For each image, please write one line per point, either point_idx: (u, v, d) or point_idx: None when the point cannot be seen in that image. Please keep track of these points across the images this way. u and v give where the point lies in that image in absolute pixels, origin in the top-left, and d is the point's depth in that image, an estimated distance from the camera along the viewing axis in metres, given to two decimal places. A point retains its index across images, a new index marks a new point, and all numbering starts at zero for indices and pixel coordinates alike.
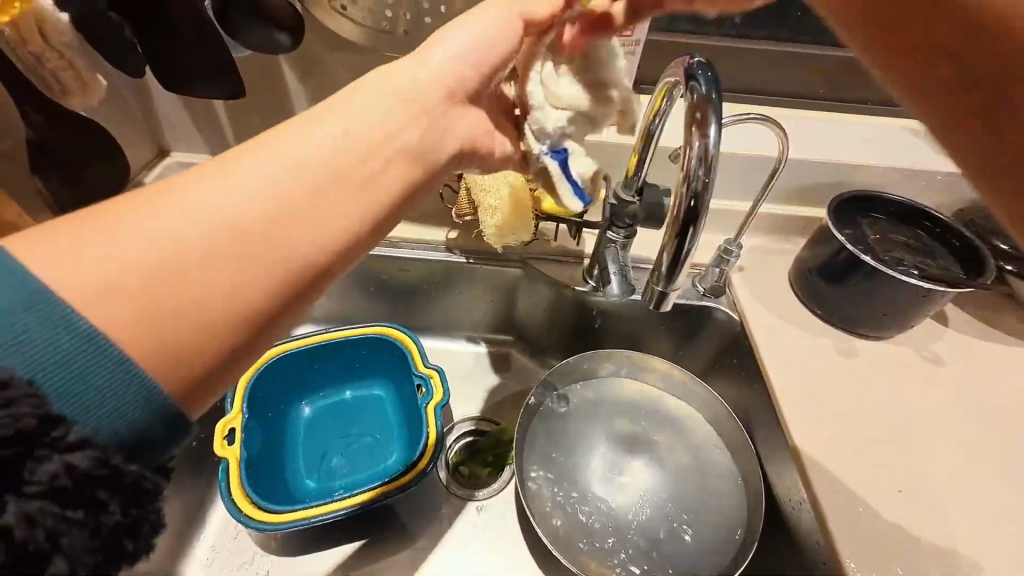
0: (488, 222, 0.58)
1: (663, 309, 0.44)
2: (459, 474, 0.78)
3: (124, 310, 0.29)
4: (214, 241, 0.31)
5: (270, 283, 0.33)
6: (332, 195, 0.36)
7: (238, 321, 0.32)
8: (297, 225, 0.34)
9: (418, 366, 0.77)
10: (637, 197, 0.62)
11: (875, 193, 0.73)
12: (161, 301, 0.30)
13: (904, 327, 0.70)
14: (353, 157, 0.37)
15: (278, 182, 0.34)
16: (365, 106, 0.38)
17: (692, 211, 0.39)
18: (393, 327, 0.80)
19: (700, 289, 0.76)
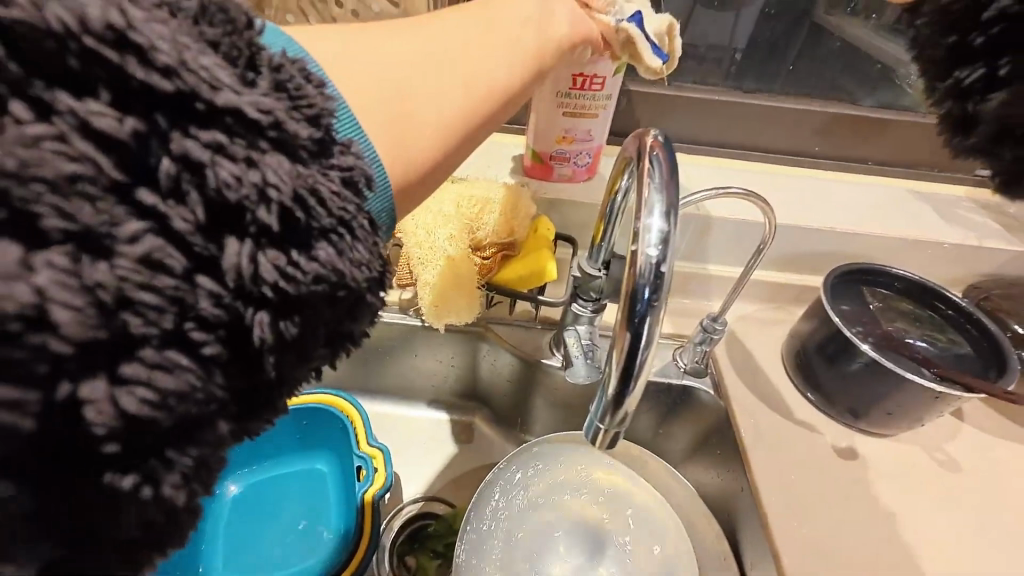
0: (424, 297, 0.51)
1: (605, 443, 0.36)
2: (404, 565, 0.68)
3: (363, 94, 0.30)
4: (420, 62, 0.33)
5: (458, 115, 0.34)
6: (513, 50, 0.38)
7: (448, 130, 0.34)
8: (473, 70, 0.36)
9: (360, 444, 0.68)
10: (603, 271, 0.55)
11: (878, 266, 0.65)
12: (391, 98, 0.31)
13: (914, 424, 0.60)
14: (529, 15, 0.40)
15: (430, 40, 0.35)
16: None
17: (641, 328, 0.31)
18: (338, 394, 0.72)
19: (682, 365, 0.67)
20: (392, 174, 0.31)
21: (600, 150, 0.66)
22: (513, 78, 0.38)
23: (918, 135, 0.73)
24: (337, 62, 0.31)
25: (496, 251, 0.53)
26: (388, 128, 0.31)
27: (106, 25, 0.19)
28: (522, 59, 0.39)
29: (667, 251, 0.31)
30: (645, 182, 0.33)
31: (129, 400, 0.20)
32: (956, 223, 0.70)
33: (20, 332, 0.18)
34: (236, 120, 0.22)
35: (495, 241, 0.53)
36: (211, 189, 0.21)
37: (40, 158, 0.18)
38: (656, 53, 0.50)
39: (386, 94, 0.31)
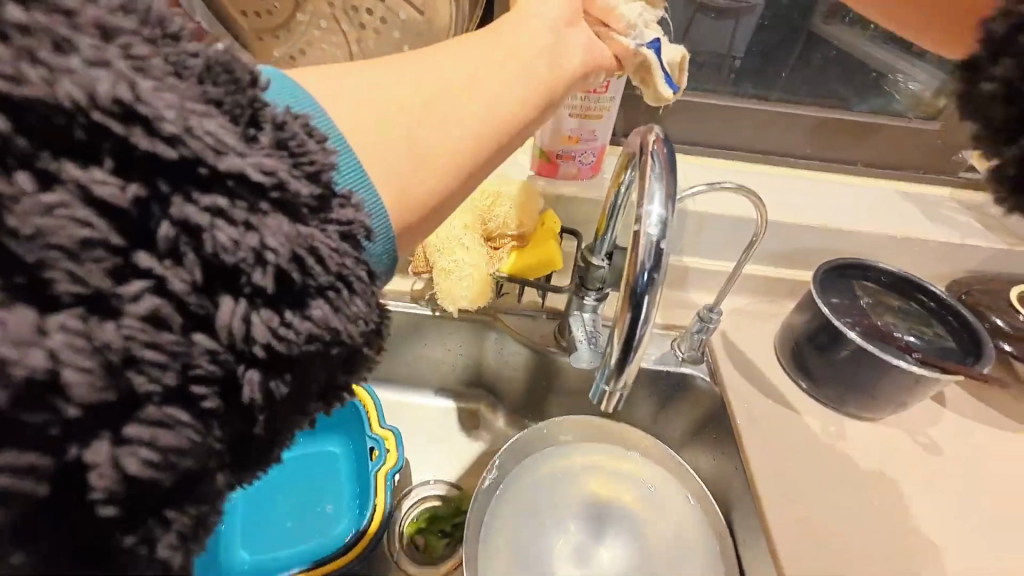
0: (440, 283, 0.55)
1: (611, 407, 0.39)
2: (412, 545, 0.72)
3: (368, 139, 0.31)
4: (425, 103, 0.34)
5: (462, 151, 0.35)
6: (519, 84, 0.38)
7: (454, 165, 0.34)
8: (478, 104, 0.36)
9: (373, 426, 0.72)
10: (606, 261, 0.58)
11: (865, 262, 0.69)
12: (395, 141, 0.32)
13: (897, 408, 0.64)
14: (534, 48, 0.41)
15: (440, 77, 0.35)
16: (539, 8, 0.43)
17: (641, 302, 0.34)
18: None
19: (680, 354, 0.70)
20: (396, 210, 0.32)
21: (604, 149, 0.69)
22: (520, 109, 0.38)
23: (905, 138, 0.77)
24: (344, 107, 0.31)
25: (506, 241, 0.57)
26: (393, 168, 0.31)
27: (111, 98, 0.20)
28: (529, 91, 0.39)
29: (666, 229, 0.34)
30: (647, 172, 0.37)
31: (131, 461, 0.21)
32: (940, 222, 0.74)
33: (32, 394, 0.19)
34: (237, 182, 0.23)
35: (507, 234, 0.57)
36: (207, 252, 0.22)
37: (52, 225, 0.19)
38: (667, 82, 0.53)
39: (393, 134, 0.32)
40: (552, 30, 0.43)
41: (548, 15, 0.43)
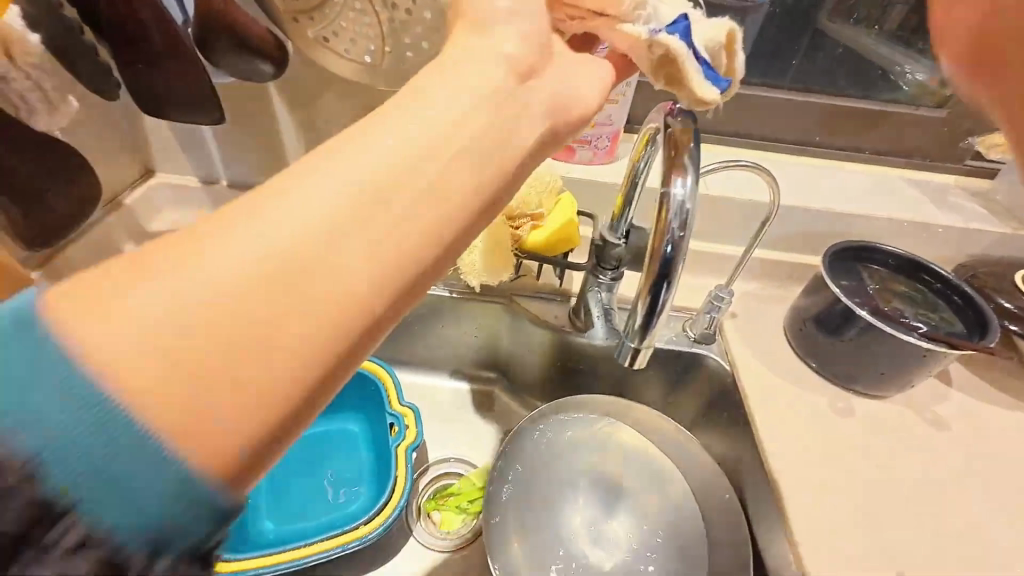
0: (464, 260, 0.57)
1: (638, 363, 0.42)
2: (431, 521, 0.74)
3: (143, 394, 0.21)
4: (250, 304, 0.23)
5: (315, 358, 0.24)
6: (412, 224, 0.26)
7: (305, 381, 0.24)
8: (338, 274, 0.24)
9: (393, 403, 0.73)
10: (622, 239, 0.60)
11: (871, 245, 0.70)
12: (193, 387, 0.21)
13: (904, 385, 0.65)
14: (450, 144, 0.28)
15: (283, 221, 0.24)
16: (456, 80, 0.30)
17: (665, 271, 0.36)
18: (369, 359, 0.77)
19: (692, 335, 0.72)
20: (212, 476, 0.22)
21: (618, 134, 0.71)
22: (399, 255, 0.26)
23: (913, 125, 0.78)
24: (118, 346, 0.21)
25: (525, 220, 0.60)
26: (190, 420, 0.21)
27: None
28: (433, 225, 0.27)
29: (694, 190, 0.36)
30: (672, 140, 0.39)
31: None
32: (946, 207, 0.76)
33: None
34: None
35: (526, 213, 0.59)
36: None
37: None
38: (710, 78, 0.43)
39: (200, 338, 0.22)
40: (478, 114, 0.29)
41: (501, 57, 0.32)
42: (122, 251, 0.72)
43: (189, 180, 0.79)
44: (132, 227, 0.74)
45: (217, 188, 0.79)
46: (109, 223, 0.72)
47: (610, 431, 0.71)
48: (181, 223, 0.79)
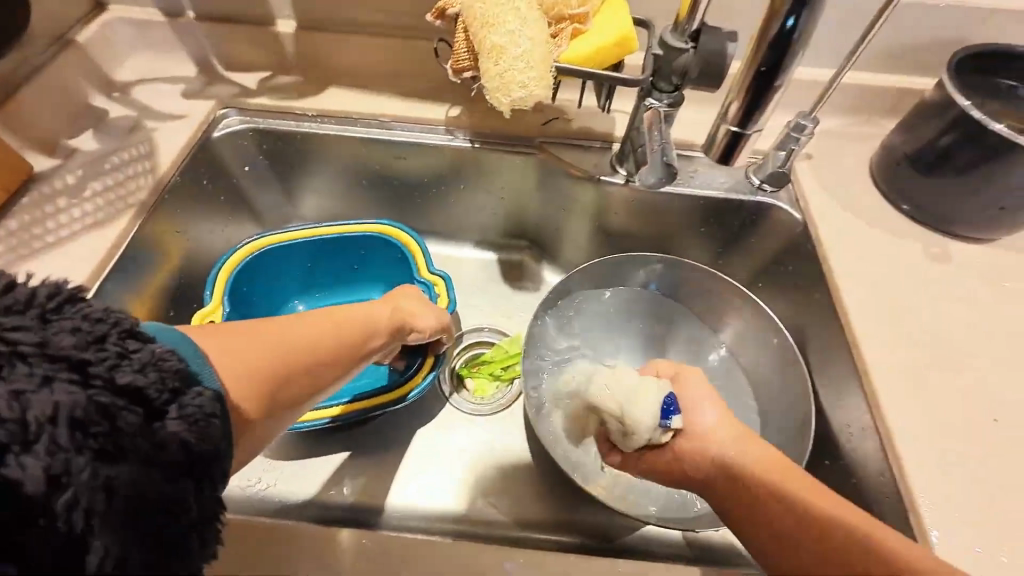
0: (492, 71, 0.43)
1: (735, 164, 0.44)
2: (465, 388, 0.69)
3: (251, 348, 0.35)
4: (303, 320, 0.39)
5: (323, 369, 0.39)
6: (364, 314, 0.45)
7: (300, 377, 0.37)
8: (358, 336, 0.43)
9: (422, 272, 0.66)
10: (691, 43, 0.47)
11: (1014, 48, 0.54)
12: (268, 352, 0.35)
13: (1017, 224, 0.54)
14: (397, 317, 0.49)
15: (363, 308, 0.46)
16: (431, 313, 0.53)
17: (790, 30, 0.36)
18: (396, 225, 0.69)
19: (756, 181, 0.62)
20: (240, 389, 0.33)
21: None
22: (337, 333, 0.41)
23: None
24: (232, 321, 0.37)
25: (565, 25, 0.47)
26: (272, 371, 0.35)
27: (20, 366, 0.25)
28: (375, 321, 0.46)
29: None
30: None
31: (32, 464, 0.24)
32: None
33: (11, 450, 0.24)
34: (47, 423, 0.24)
35: (568, 13, 0.47)
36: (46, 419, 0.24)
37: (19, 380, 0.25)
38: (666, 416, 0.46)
39: (297, 326, 0.38)
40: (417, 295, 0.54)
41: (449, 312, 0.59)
42: (90, 102, 0.63)
43: (150, 14, 0.66)
44: (93, 74, 0.63)
45: (183, 21, 0.66)
46: (64, 66, 0.61)
47: (658, 298, 0.66)
48: (152, 71, 0.68)
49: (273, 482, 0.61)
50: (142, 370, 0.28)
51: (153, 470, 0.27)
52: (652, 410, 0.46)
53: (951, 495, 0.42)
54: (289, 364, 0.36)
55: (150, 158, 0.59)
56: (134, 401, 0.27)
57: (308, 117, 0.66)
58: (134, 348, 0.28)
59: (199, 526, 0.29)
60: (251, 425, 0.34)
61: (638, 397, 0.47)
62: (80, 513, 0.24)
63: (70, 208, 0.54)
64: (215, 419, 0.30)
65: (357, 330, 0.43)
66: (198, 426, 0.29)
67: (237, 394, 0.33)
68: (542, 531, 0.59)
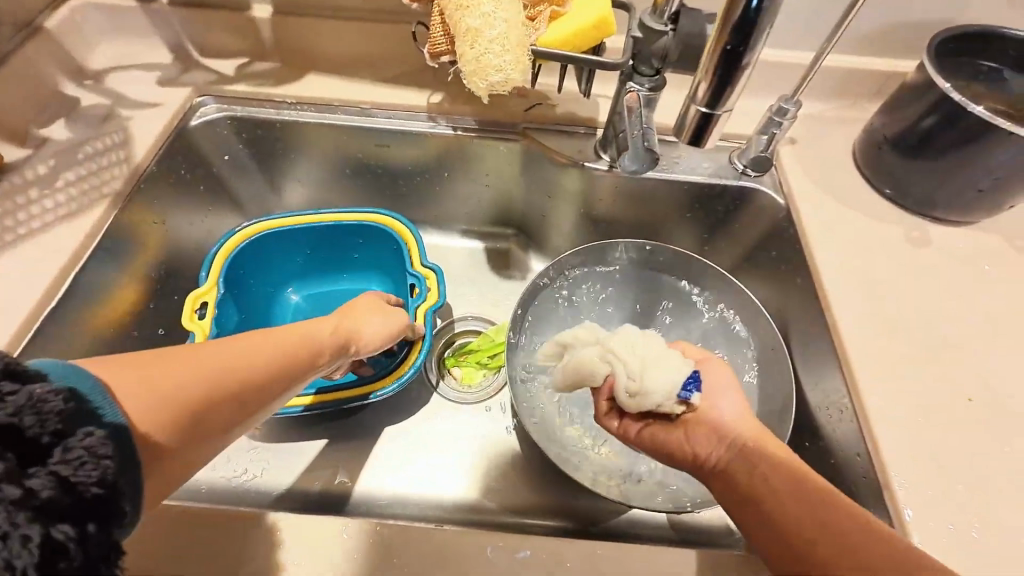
0: (468, 55, 0.43)
1: (705, 144, 0.45)
2: (452, 377, 0.70)
3: (171, 375, 0.31)
4: (237, 341, 0.37)
5: (257, 393, 0.36)
6: (308, 330, 0.43)
7: (231, 403, 0.34)
8: (298, 355, 0.40)
9: (414, 264, 0.66)
10: (670, 26, 0.46)
11: (996, 29, 0.54)
12: (192, 377, 0.32)
13: (996, 207, 0.54)
14: (344, 333, 0.47)
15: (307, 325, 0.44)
16: (382, 322, 0.52)
17: (755, 10, 0.35)
18: (392, 216, 0.68)
19: (740, 166, 0.61)
20: (154, 422, 0.29)
21: None
22: (273, 353, 0.38)
23: None
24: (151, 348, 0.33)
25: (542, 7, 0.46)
26: (196, 399, 0.32)
27: None
28: (319, 338, 0.43)
29: None
30: None
31: None
32: None
33: None
34: None
35: None
36: None
37: None
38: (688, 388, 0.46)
39: (228, 347, 0.35)
40: (365, 308, 0.52)
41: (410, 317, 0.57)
42: (62, 90, 0.61)
43: None
44: (64, 61, 0.62)
45: (155, 5, 0.64)
46: (33, 53, 0.59)
47: (654, 285, 0.65)
48: (126, 58, 0.66)
49: (259, 473, 0.61)
50: (16, 415, 0.23)
51: (20, 528, 0.22)
52: (674, 378, 0.45)
53: (926, 474, 0.43)
54: (218, 387, 0.33)
55: (124, 148, 0.58)
56: (5, 449, 0.23)
57: (288, 105, 0.65)
58: (7, 390, 0.24)
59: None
60: (166, 463, 0.30)
61: (659, 364, 0.46)
62: None
63: (42, 198, 0.53)
64: (109, 463, 0.25)
65: (297, 349, 0.40)
66: (87, 472, 0.24)
67: (149, 428, 0.29)
68: (529, 516, 0.59)
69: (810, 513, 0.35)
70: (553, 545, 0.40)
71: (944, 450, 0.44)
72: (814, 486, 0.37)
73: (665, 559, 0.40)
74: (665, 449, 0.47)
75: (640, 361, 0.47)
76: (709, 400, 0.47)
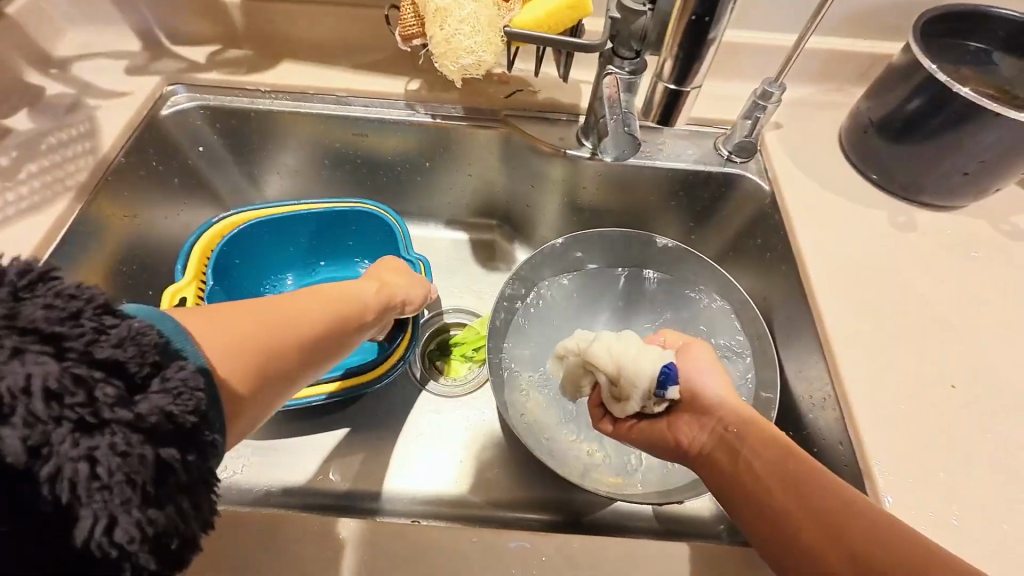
0: (438, 36, 0.42)
1: (673, 122, 0.52)
2: (436, 370, 0.69)
3: (242, 323, 0.33)
4: (293, 297, 0.38)
5: (317, 345, 0.37)
6: (353, 290, 0.44)
7: (296, 352, 0.35)
8: (349, 311, 0.41)
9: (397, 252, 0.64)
10: (648, 5, 0.45)
11: (983, 7, 0.52)
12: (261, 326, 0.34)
13: (984, 190, 0.53)
14: (387, 293, 0.48)
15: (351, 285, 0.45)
16: (412, 284, 0.53)
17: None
18: (371, 206, 0.67)
19: (724, 153, 0.60)
20: (233, 365, 0.31)
21: None
22: (328, 308, 0.39)
23: None
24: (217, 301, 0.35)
25: None
26: (264, 347, 0.34)
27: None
28: (365, 297, 0.45)
29: None
30: None
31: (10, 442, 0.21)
32: None
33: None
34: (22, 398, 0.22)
35: None
36: (22, 396, 0.22)
37: None
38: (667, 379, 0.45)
39: (287, 302, 0.37)
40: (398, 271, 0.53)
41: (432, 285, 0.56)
42: (26, 79, 0.59)
43: None
44: (27, 49, 0.60)
45: None
46: None
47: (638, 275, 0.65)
48: (93, 46, 0.64)
49: (238, 470, 0.60)
50: (120, 345, 0.25)
51: (137, 448, 0.24)
52: (649, 371, 0.45)
53: (909, 462, 0.42)
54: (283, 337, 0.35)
55: (91, 138, 0.56)
56: (114, 375, 0.25)
57: (262, 94, 0.63)
58: (112, 323, 0.25)
59: (190, 515, 0.26)
60: (246, 403, 0.32)
61: (638, 360, 0.46)
62: (67, 484, 0.22)
63: (4, 191, 0.51)
64: (200, 395, 0.27)
65: (348, 305, 0.42)
66: (185, 402, 0.26)
67: (230, 369, 0.31)
68: (513, 510, 0.59)
69: (799, 504, 0.34)
70: (528, 539, 0.40)
71: (927, 437, 0.43)
72: (797, 470, 0.36)
73: (643, 553, 0.40)
74: (653, 443, 0.46)
75: (618, 363, 0.46)
76: (692, 381, 0.46)
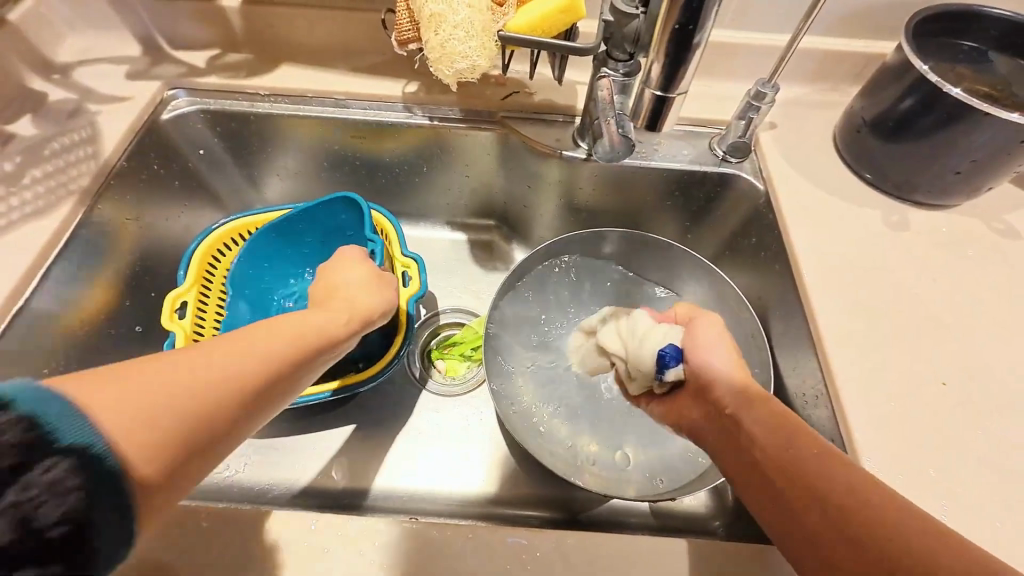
0: (432, 40, 0.43)
1: (661, 129, 0.53)
2: (436, 369, 0.69)
3: (160, 379, 0.28)
4: (228, 339, 0.34)
5: (260, 389, 0.33)
6: (305, 319, 0.40)
7: (237, 399, 0.31)
8: (301, 344, 0.38)
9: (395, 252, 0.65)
10: (640, 7, 0.45)
11: (975, 7, 0.53)
12: (189, 377, 0.30)
13: (976, 189, 0.54)
14: (344, 319, 0.44)
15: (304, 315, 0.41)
16: (377, 296, 0.50)
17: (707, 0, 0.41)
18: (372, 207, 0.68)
19: (719, 153, 0.61)
20: (149, 434, 0.27)
21: None
22: (274, 345, 0.35)
23: None
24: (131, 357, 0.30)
25: None
26: (196, 398, 0.29)
27: None
28: (318, 325, 0.41)
29: None
30: None
31: None
32: None
33: None
34: None
35: None
36: None
37: None
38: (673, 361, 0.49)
39: (220, 346, 0.33)
40: (361, 286, 0.50)
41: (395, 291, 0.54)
42: (29, 85, 0.60)
43: None
44: (29, 54, 0.61)
45: None
46: None
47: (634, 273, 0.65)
48: (94, 51, 0.65)
49: (241, 469, 0.61)
50: None
51: None
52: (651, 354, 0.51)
53: (900, 458, 0.43)
54: (224, 384, 0.31)
55: (93, 143, 0.57)
56: None
57: (261, 97, 0.64)
58: None
59: None
60: (177, 469, 0.28)
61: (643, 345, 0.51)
62: None
63: (8, 195, 0.52)
64: (78, 495, 0.23)
65: (297, 337, 0.38)
66: (53, 508, 0.23)
67: (147, 437, 0.26)
68: (512, 506, 0.60)
69: (803, 491, 0.34)
70: (524, 536, 0.40)
71: (918, 433, 0.44)
72: (804, 451, 0.36)
73: (638, 550, 0.40)
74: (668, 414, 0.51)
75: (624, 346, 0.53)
76: (699, 357, 0.48)
